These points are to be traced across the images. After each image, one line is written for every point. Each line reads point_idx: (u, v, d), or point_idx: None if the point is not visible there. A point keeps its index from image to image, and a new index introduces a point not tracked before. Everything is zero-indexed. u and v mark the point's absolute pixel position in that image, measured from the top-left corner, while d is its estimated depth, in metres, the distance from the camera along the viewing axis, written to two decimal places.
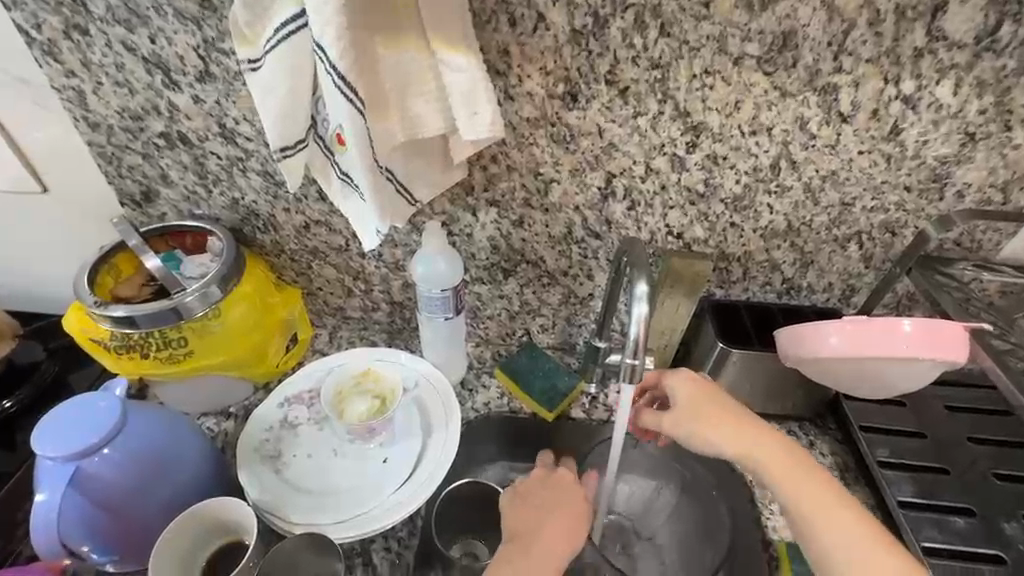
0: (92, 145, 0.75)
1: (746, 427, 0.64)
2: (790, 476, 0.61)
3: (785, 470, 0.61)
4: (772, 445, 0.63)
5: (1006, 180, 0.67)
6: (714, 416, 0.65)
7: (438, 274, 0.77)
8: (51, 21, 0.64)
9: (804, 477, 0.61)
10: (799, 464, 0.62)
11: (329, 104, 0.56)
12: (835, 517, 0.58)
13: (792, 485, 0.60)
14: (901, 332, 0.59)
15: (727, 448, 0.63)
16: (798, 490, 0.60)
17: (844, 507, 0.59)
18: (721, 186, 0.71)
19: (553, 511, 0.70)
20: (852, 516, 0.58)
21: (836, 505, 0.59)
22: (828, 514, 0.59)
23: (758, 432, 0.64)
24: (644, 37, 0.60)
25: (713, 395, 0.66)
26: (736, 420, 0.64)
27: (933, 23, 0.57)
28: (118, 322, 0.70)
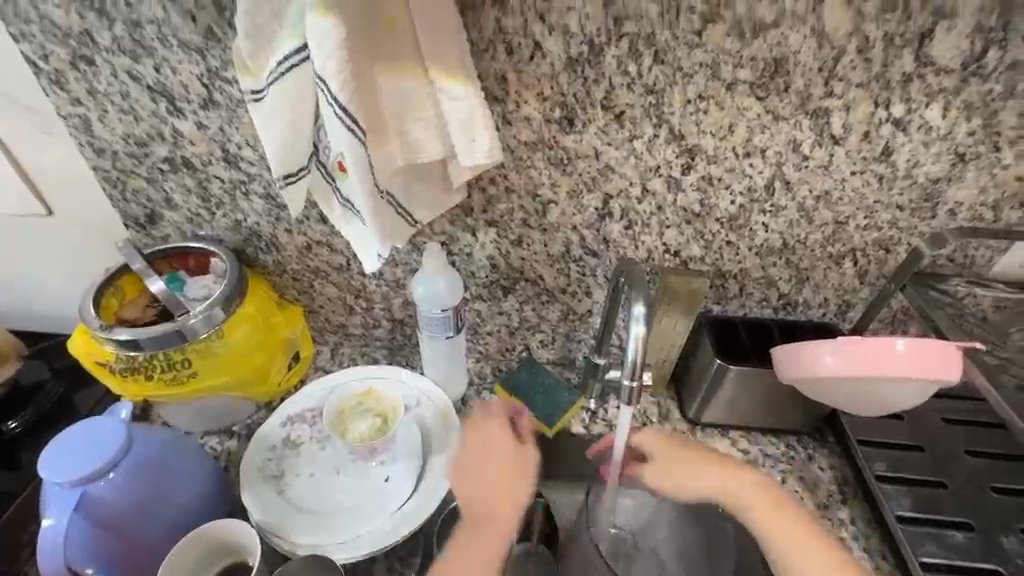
0: (98, 170, 0.76)
1: (726, 473, 0.76)
2: (772, 520, 0.72)
3: (765, 505, 0.74)
4: (745, 485, 0.75)
5: (996, 198, 0.68)
6: (696, 465, 0.77)
7: (439, 295, 0.79)
8: (58, 52, 0.65)
9: (772, 508, 0.73)
10: (769, 495, 0.74)
11: (330, 133, 0.57)
12: (814, 552, 0.70)
13: (763, 510, 0.73)
14: (895, 352, 0.60)
15: (711, 485, 0.76)
16: (780, 535, 0.72)
17: (801, 524, 0.72)
18: (716, 206, 0.72)
19: (489, 464, 0.74)
20: (813, 539, 0.71)
21: (797, 527, 0.72)
22: (807, 550, 0.70)
23: (735, 478, 0.75)
24: (639, 64, 0.62)
25: (692, 452, 0.78)
26: (706, 461, 0.76)
27: (920, 50, 0.58)
28: (123, 345, 0.71)
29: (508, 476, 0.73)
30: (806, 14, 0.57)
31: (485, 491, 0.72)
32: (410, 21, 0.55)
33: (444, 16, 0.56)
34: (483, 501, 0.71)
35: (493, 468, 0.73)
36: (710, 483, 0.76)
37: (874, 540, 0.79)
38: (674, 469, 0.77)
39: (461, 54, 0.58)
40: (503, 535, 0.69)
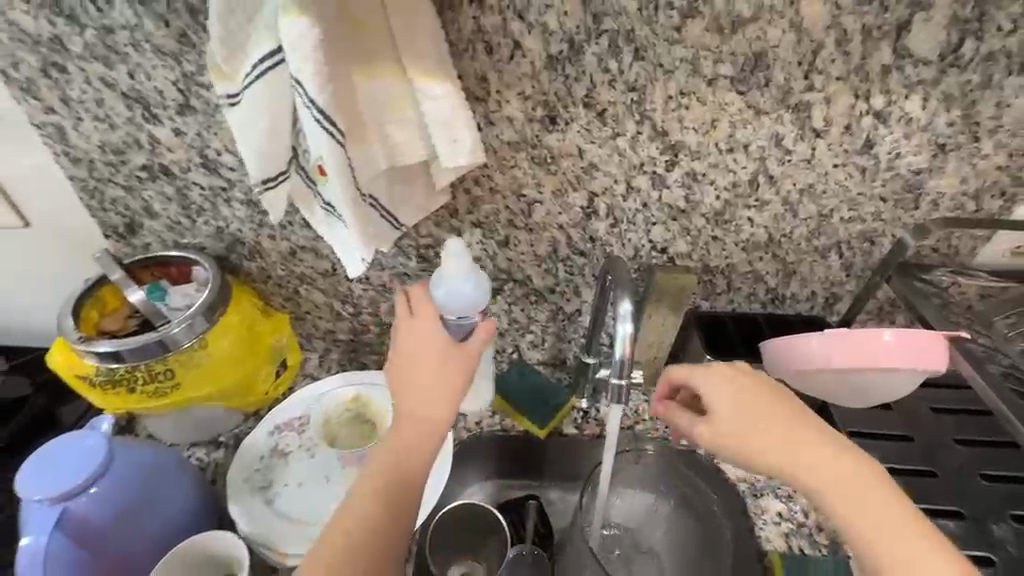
0: (74, 179, 0.75)
1: (786, 424, 0.56)
2: (851, 498, 0.52)
3: (834, 471, 0.54)
4: (815, 440, 0.55)
5: (978, 188, 0.69)
6: (761, 412, 0.57)
7: (463, 299, 0.67)
8: (29, 60, 0.64)
9: (847, 472, 0.53)
10: (851, 460, 0.54)
11: (309, 137, 0.56)
12: (904, 545, 0.50)
13: (837, 476, 0.53)
14: (884, 343, 0.60)
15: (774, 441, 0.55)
16: (863, 517, 0.51)
17: (889, 508, 0.52)
18: (701, 202, 0.72)
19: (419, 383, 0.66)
20: (904, 525, 0.51)
21: (884, 508, 0.52)
22: (895, 534, 0.51)
23: (807, 434, 0.56)
24: (619, 61, 0.61)
25: (757, 388, 0.59)
26: (760, 402, 0.58)
27: (898, 42, 0.58)
28: (103, 357, 0.70)
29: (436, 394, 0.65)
30: (784, 7, 0.57)
31: (425, 416, 0.65)
32: (387, 20, 0.54)
33: (420, 16, 0.55)
34: (425, 410, 0.65)
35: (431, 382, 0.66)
36: (768, 439, 0.56)
37: None
38: (729, 418, 0.58)
39: (440, 53, 0.57)
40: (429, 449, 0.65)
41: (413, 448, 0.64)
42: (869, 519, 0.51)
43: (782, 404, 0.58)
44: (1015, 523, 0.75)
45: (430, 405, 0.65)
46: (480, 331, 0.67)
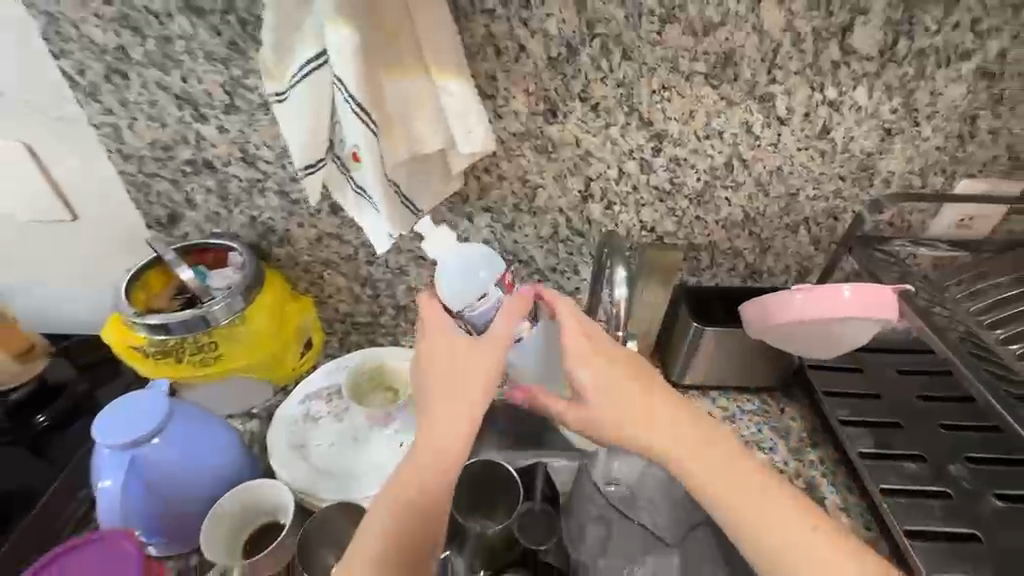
0: (124, 174, 0.83)
1: (664, 420, 0.61)
2: (726, 481, 0.60)
3: (704, 459, 0.60)
4: (688, 431, 0.61)
5: (923, 166, 0.79)
6: (636, 405, 0.62)
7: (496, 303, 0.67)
8: (95, 67, 0.73)
9: (717, 458, 0.61)
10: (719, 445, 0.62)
11: (346, 127, 0.66)
12: (774, 515, 0.59)
13: (708, 465, 0.60)
14: (842, 298, 0.70)
15: (652, 439, 0.61)
16: (732, 498, 0.59)
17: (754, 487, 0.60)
18: (684, 184, 0.82)
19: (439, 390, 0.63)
20: (772, 497, 0.60)
21: (752, 486, 0.60)
22: (766, 506, 0.59)
23: (672, 426, 0.61)
24: (609, 60, 0.71)
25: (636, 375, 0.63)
26: (632, 398, 0.62)
27: (843, 42, 0.69)
28: (153, 329, 0.78)
29: (462, 393, 0.62)
30: (747, 14, 0.68)
31: (454, 418, 0.61)
32: (412, 27, 0.64)
33: (440, 23, 0.65)
34: (453, 412, 0.61)
35: (458, 380, 0.62)
36: (646, 434, 0.61)
37: (840, 476, 0.88)
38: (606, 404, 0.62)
39: (457, 55, 0.67)
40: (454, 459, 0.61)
41: (433, 455, 0.60)
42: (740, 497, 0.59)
43: (653, 393, 0.63)
44: (970, 464, 0.84)
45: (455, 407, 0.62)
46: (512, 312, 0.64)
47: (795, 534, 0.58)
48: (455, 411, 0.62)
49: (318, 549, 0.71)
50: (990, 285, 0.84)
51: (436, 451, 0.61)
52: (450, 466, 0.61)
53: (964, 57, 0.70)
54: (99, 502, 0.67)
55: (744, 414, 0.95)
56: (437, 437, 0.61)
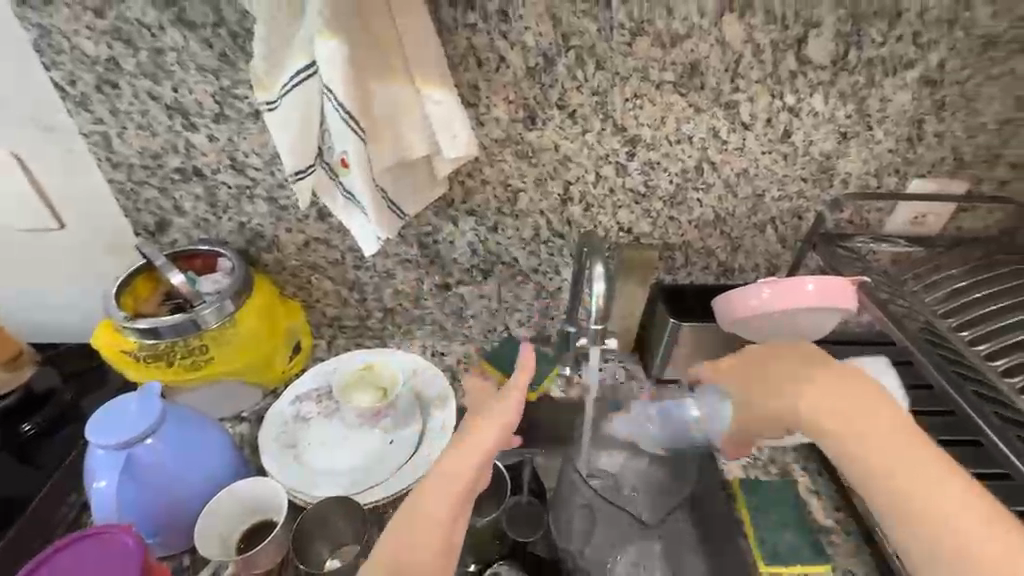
0: (113, 182, 0.85)
1: (793, 387, 0.66)
2: (889, 449, 0.58)
3: (855, 418, 0.61)
4: (840, 398, 0.62)
5: (877, 168, 0.85)
6: (764, 381, 0.69)
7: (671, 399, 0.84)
8: (86, 78, 0.75)
9: (867, 422, 0.60)
10: (875, 412, 0.61)
11: (334, 134, 0.69)
12: (909, 480, 0.56)
13: (879, 432, 0.59)
14: (806, 291, 0.74)
15: (808, 404, 0.64)
16: (863, 459, 0.59)
17: (918, 454, 0.57)
18: (658, 186, 0.86)
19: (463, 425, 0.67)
20: (935, 466, 0.57)
21: (906, 452, 0.58)
22: (898, 469, 0.57)
23: (865, 399, 0.62)
24: (584, 70, 0.76)
25: (771, 361, 0.70)
26: (818, 373, 0.66)
27: (799, 52, 0.75)
28: (144, 333, 0.79)
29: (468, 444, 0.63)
30: (710, 27, 0.73)
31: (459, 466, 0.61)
32: (397, 37, 0.67)
33: (424, 36, 0.68)
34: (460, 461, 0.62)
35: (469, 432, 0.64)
36: (801, 401, 0.64)
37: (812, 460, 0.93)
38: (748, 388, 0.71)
39: (441, 65, 0.70)
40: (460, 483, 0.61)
41: (428, 511, 0.59)
42: (865, 459, 0.59)
43: (813, 367, 0.67)
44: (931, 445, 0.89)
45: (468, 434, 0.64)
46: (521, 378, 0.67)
47: (946, 504, 0.54)
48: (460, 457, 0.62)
49: (315, 541, 0.74)
50: (943, 277, 0.87)
51: (439, 498, 0.60)
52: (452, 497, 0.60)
53: (908, 67, 0.76)
54: (93, 502, 0.68)
55: None
56: (445, 478, 0.60)
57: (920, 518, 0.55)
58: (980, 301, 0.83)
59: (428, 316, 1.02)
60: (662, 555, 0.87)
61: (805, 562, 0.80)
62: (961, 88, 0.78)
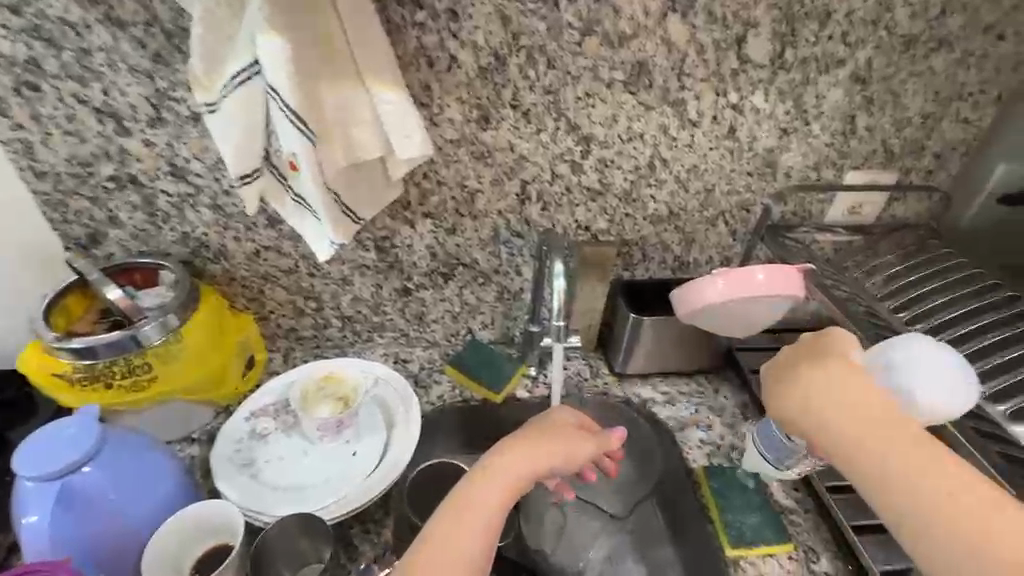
0: (37, 193, 0.79)
1: (817, 381, 0.61)
2: (914, 456, 0.54)
3: (877, 417, 0.57)
4: (862, 397, 0.59)
5: (816, 162, 0.90)
6: (794, 375, 0.64)
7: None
8: (2, 80, 0.70)
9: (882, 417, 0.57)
10: (894, 406, 0.58)
11: (282, 136, 0.67)
12: (922, 472, 0.53)
13: (891, 424, 0.56)
14: (757, 281, 0.77)
15: (833, 410, 0.59)
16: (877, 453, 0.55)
17: (933, 449, 0.54)
18: (613, 184, 0.88)
19: (535, 438, 0.70)
20: (947, 459, 0.54)
21: (931, 458, 0.54)
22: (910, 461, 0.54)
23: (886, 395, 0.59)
24: (536, 70, 0.76)
25: (804, 357, 0.65)
26: (845, 371, 0.61)
27: (740, 51, 0.78)
28: (79, 353, 0.74)
29: (535, 455, 0.68)
30: (655, 27, 0.74)
31: (518, 466, 0.67)
32: (347, 43, 0.66)
33: (376, 41, 0.67)
34: (526, 465, 0.67)
35: (548, 445, 0.70)
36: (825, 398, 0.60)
37: None
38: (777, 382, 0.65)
39: (393, 69, 0.69)
40: (513, 493, 0.65)
41: (481, 511, 0.63)
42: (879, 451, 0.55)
43: (845, 362, 0.62)
44: None
45: (537, 452, 0.68)
46: (602, 437, 0.74)
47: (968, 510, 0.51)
48: (525, 459, 0.67)
49: (275, 562, 0.71)
50: (880, 262, 0.93)
51: (491, 501, 0.64)
52: (505, 500, 0.65)
53: (839, 65, 0.80)
54: (26, 538, 0.63)
55: (683, 395, 1.01)
56: (503, 476, 0.66)
57: (929, 509, 0.52)
58: (914, 283, 0.89)
59: (389, 322, 0.99)
60: (633, 547, 0.88)
61: (770, 542, 0.82)
62: (888, 84, 0.83)
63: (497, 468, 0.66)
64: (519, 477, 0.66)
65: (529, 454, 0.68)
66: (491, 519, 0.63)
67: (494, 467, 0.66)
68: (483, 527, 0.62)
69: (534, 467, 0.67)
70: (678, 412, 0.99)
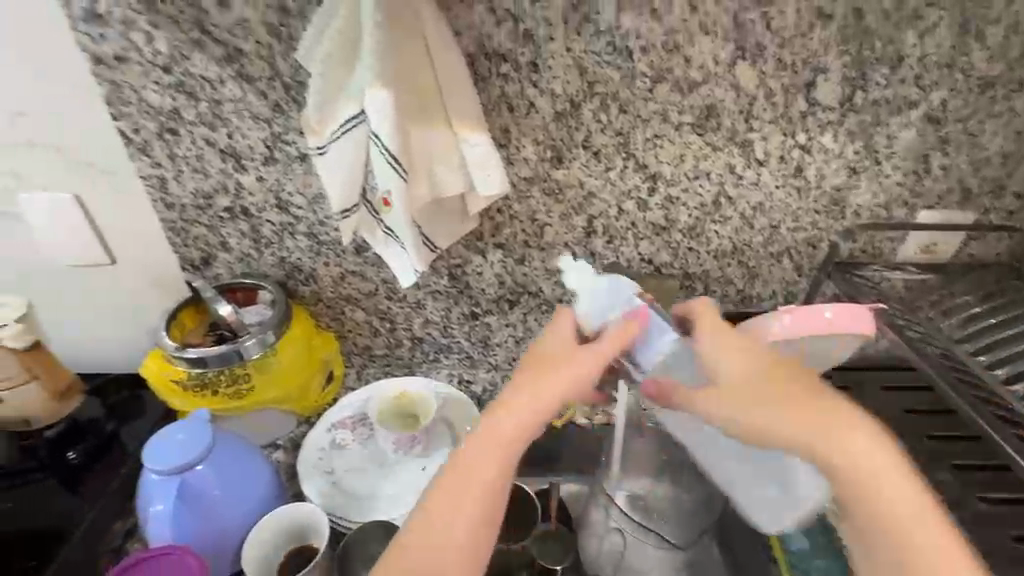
0: (166, 221, 0.90)
1: (802, 414, 0.61)
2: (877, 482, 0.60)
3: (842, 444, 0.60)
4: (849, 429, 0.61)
5: (887, 200, 0.89)
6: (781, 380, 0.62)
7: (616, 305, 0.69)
8: (149, 126, 0.82)
9: (846, 437, 0.60)
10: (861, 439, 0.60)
11: (380, 176, 0.74)
12: (884, 494, 0.59)
13: (857, 450, 0.60)
14: (824, 319, 0.77)
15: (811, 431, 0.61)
16: (847, 475, 0.60)
17: (891, 471, 0.60)
18: (678, 219, 0.91)
19: (543, 381, 0.65)
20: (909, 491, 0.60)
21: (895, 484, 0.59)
22: (882, 495, 0.59)
23: (827, 401, 0.62)
24: (608, 114, 0.81)
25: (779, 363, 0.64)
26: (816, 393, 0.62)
27: (809, 95, 0.80)
28: (193, 363, 0.84)
29: (504, 443, 0.64)
30: (725, 73, 0.78)
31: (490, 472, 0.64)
32: (438, 90, 0.73)
33: (462, 89, 0.74)
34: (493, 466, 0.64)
35: (537, 397, 0.65)
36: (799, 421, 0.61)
37: None
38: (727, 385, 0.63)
39: (477, 114, 0.76)
40: (502, 464, 0.64)
41: (468, 488, 0.64)
42: (845, 474, 0.60)
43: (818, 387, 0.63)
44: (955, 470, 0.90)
45: (538, 406, 0.64)
46: (610, 339, 0.65)
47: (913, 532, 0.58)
48: (506, 435, 0.64)
49: (355, 565, 0.75)
50: (958, 303, 0.90)
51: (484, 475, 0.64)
52: (497, 471, 0.64)
53: (912, 106, 0.81)
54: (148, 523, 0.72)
55: None
56: (487, 450, 0.64)
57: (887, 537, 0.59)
58: (995, 326, 0.86)
59: (456, 344, 1.05)
60: None
61: None
62: (963, 125, 0.83)
63: (474, 472, 0.64)
64: (511, 447, 0.65)
65: (510, 428, 0.64)
66: (473, 534, 0.63)
67: (460, 480, 0.64)
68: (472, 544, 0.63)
69: (503, 466, 0.64)
70: None
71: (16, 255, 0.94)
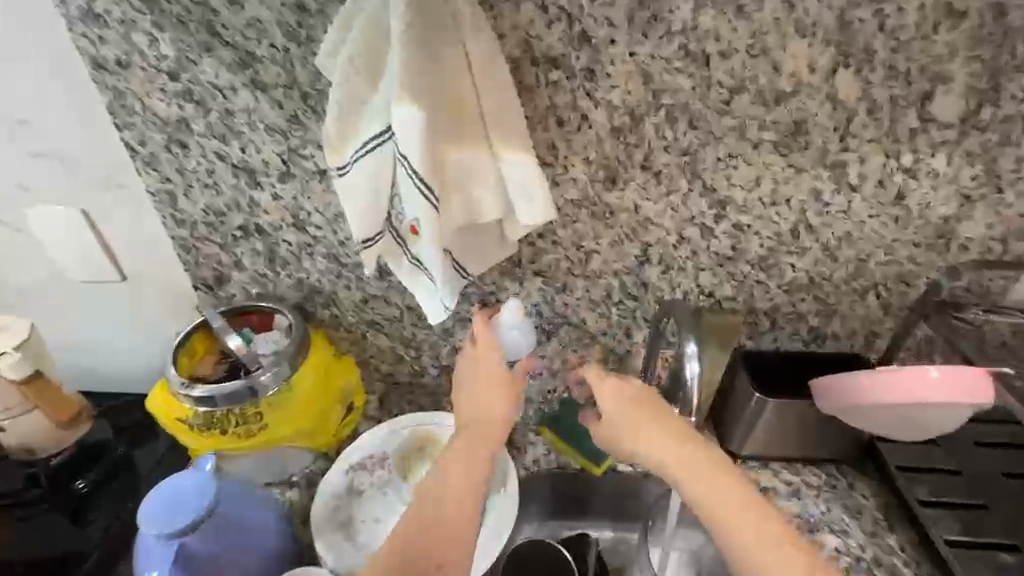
0: (176, 239, 0.83)
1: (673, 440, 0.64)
2: (740, 514, 0.60)
3: (699, 472, 0.63)
4: (700, 457, 0.64)
5: (1004, 233, 0.75)
6: (649, 414, 0.67)
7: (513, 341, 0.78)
8: (156, 138, 0.74)
9: (715, 479, 0.62)
10: (726, 472, 0.63)
11: (407, 202, 0.64)
12: (745, 527, 0.60)
13: (716, 481, 0.62)
14: (930, 380, 0.64)
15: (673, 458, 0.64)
16: (730, 520, 0.60)
17: (758, 506, 0.61)
18: (747, 249, 0.79)
19: (483, 391, 0.73)
20: (772, 525, 0.60)
21: (762, 519, 0.60)
22: (745, 528, 0.60)
23: (687, 440, 0.65)
24: (674, 129, 0.69)
25: (645, 399, 0.68)
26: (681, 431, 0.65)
27: (924, 109, 0.66)
28: (199, 401, 0.77)
29: (481, 444, 0.70)
30: (821, 83, 0.65)
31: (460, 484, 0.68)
32: (477, 102, 0.63)
33: (505, 102, 0.64)
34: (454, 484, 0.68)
35: (483, 403, 0.72)
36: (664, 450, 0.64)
37: (924, 565, 0.81)
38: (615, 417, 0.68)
39: (521, 130, 0.65)
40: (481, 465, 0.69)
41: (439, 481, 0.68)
42: (725, 521, 0.61)
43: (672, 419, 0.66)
44: None
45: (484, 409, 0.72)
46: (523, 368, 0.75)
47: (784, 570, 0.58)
48: (482, 434, 0.71)
49: None
50: None
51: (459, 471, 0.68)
52: (472, 471, 0.69)
53: None
54: None
55: (811, 487, 0.88)
56: (460, 453, 0.70)
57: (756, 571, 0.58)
58: None
59: None
60: None
61: None
62: None
63: (441, 487, 0.67)
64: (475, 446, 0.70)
65: (500, 421, 0.72)
66: (456, 531, 0.65)
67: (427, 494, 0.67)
68: (455, 555, 0.64)
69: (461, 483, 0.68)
70: (807, 509, 0.86)
71: (21, 269, 0.89)
